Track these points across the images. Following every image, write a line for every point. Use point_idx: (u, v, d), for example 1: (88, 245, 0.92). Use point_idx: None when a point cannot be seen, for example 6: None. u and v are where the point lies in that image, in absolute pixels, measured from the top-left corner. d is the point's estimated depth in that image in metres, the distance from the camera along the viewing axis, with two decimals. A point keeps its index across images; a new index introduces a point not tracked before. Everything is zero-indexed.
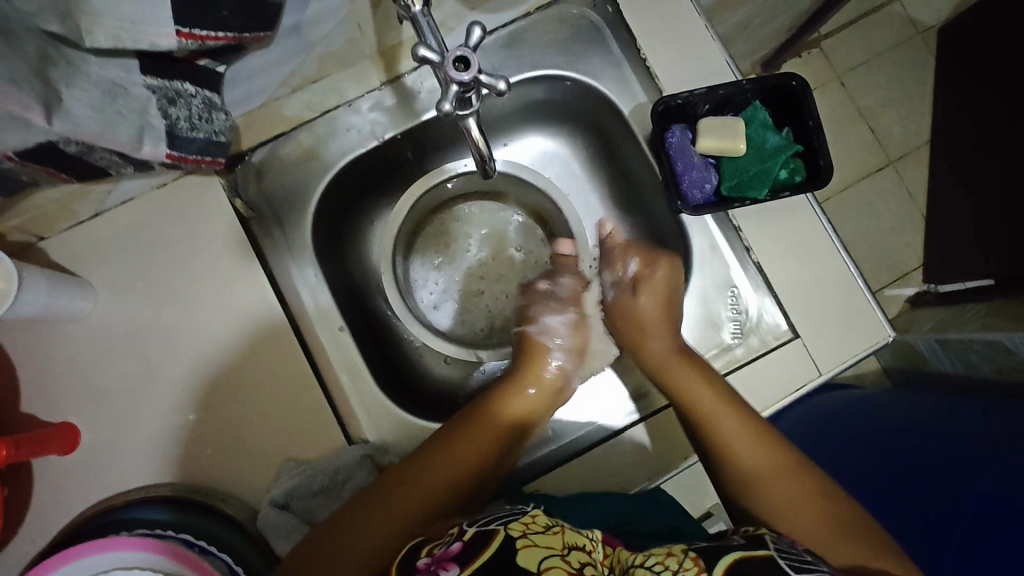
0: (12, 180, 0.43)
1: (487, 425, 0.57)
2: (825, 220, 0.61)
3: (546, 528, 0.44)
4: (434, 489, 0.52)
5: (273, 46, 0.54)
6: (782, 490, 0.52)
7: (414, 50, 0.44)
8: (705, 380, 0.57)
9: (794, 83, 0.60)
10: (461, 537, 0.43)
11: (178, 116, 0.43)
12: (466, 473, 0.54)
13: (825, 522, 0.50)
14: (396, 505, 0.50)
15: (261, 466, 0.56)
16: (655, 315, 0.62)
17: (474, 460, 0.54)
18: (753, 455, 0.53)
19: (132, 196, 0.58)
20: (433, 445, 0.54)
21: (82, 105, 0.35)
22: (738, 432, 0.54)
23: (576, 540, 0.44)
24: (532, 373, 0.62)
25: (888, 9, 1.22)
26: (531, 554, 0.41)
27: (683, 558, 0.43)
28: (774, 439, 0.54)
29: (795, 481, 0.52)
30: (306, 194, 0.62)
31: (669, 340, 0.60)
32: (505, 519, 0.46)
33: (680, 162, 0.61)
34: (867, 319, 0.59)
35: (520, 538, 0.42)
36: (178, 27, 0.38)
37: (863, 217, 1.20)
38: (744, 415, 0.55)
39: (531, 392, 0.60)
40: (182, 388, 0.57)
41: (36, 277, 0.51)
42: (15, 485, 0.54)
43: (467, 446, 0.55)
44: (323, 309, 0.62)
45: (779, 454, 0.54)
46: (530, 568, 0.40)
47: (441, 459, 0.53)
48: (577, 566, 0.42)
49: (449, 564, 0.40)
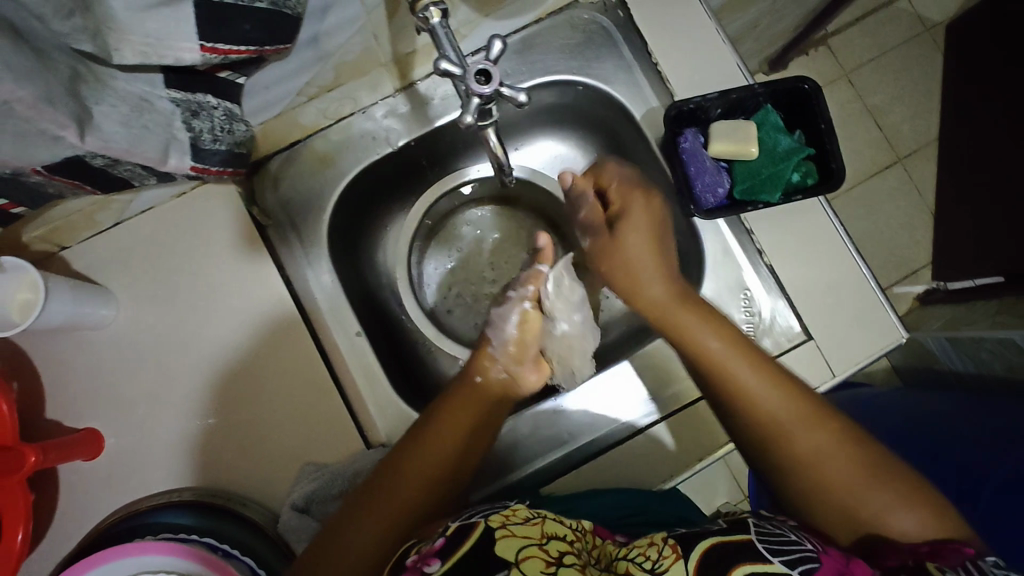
0: (39, 192, 0.44)
1: (467, 394, 0.56)
2: (836, 221, 0.61)
3: (526, 519, 0.46)
4: (426, 484, 0.52)
5: (292, 57, 0.55)
6: (802, 430, 0.50)
7: (435, 63, 0.45)
8: (706, 320, 0.54)
9: (805, 87, 0.60)
10: (445, 533, 0.45)
11: (201, 128, 0.43)
12: (460, 439, 0.54)
13: (848, 462, 0.48)
14: (385, 506, 0.50)
15: (282, 470, 0.57)
16: (644, 254, 0.58)
17: (460, 438, 0.54)
18: (772, 397, 0.51)
19: (152, 204, 0.59)
20: (416, 434, 0.54)
21: (111, 121, 0.36)
22: (756, 376, 0.52)
23: (557, 529, 0.46)
24: (476, 362, 0.59)
25: (895, 6, 1.22)
26: (510, 545, 0.43)
27: (663, 547, 0.45)
28: (794, 385, 0.52)
29: (820, 421, 0.50)
30: (321, 201, 0.63)
31: (662, 282, 0.57)
32: (486, 513, 0.47)
33: (692, 166, 0.61)
34: (881, 319, 0.60)
35: (499, 529, 0.44)
36: (202, 43, 0.38)
37: (872, 215, 1.20)
38: (760, 362, 0.52)
39: (479, 379, 0.58)
40: (203, 393, 0.58)
41: (61, 286, 0.52)
42: (40, 490, 0.55)
43: (453, 428, 0.54)
44: (340, 314, 0.62)
45: (798, 401, 0.51)
46: (507, 557, 0.42)
47: (434, 443, 0.53)
48: (555, 555, 0.43)
49: (433, 560, 0.43)
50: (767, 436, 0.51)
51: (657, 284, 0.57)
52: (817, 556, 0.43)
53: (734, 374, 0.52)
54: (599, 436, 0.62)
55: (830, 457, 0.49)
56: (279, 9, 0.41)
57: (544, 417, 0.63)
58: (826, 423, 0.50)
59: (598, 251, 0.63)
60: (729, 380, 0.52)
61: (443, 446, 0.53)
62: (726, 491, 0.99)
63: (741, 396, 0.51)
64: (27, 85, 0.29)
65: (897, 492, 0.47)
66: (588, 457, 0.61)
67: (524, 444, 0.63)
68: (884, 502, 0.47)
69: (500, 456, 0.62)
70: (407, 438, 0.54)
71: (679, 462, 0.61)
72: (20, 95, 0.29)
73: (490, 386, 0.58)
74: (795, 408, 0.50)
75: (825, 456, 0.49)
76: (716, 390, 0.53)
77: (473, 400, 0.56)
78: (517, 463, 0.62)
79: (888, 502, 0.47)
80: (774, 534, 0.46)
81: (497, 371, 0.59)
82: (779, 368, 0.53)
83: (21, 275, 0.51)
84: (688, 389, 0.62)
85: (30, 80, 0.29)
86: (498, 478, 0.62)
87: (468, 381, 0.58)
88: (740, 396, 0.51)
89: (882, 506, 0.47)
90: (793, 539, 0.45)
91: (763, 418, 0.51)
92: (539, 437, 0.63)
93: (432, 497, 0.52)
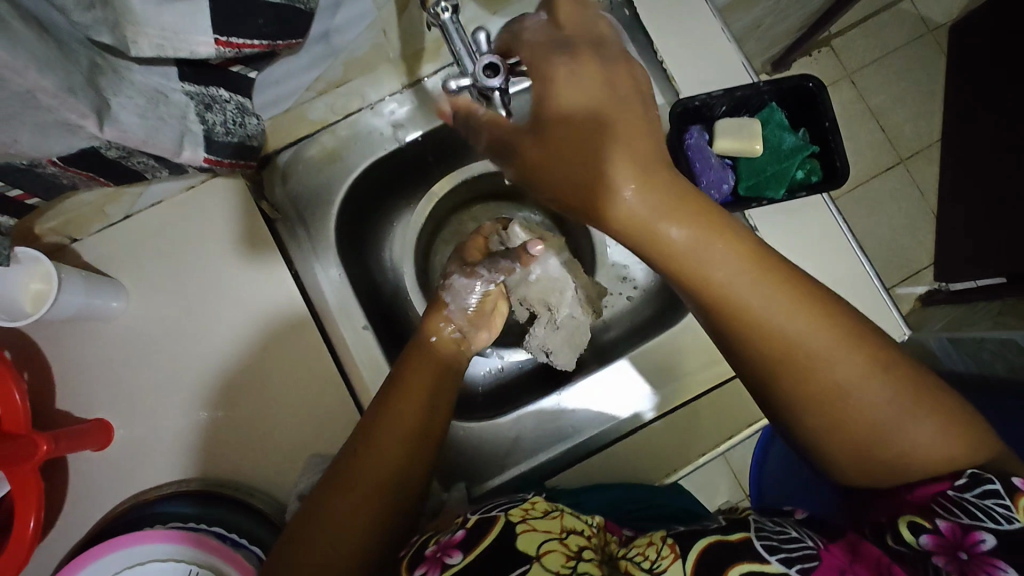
0: (53, 184, 0.45)
1: (422, 365, 0.55)
2: (840, 219, 0.61)
3: (545, 513, 0.47)
4: (390, 465, 0.48)
5: (303, 53, 0.54)
6: (829, 364, 0.40)
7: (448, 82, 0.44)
8: (723, 240, 0.41)
9: (810, 85, 0.61)
10: (464, 527, 0.47)
11: (214, 121, 0.44)
12: (422, 409, 0.51)
13: (881, 395, 0.40)
14: (349, 499, 0.46)
15: (288, 462, 0.58)
16: (627, 162, 0.41)
17: (422, 412, 0.51)
18: (795, 322, 0.40)
19: (162, 198, 0.60)
20: (379, 407, 0.50)
21: (129, 113, 0.36)
22: (776, 304, 0.40)
23: (575, 525, 0.47)
24: (428, 324, 0.59)
25: (898, 8, 1.22)
26: (530, 538, 0.44)
27: (662, 546, 0.43)
28: (817, 303, 0.41)
29: (853, 350, 0.40)
30: (329, 196, 0.64)
31: (647, 192, 0.41)
32: (506, 507, 0.49)
33: (698, 162, 0.62)
34: (884, 317, 0.60)
35: (519, 524, 0.45)
36: (217, 36, 0.39)
37: (874, 215, 1.21)
38: (790, 286, 0.41)
39: (433, 340, 0.58)
40: (211, 384, 0.59)
41: (73, 277, 0.53)
42: (51, 478, 0.56)
43: (413, 404, 0.51)
44: (346, 308, 0.63)
45: (823, 325, 0.40)
46: (529, 552, 0.43)
47: (395, 418, 0.50)
48: (575, 548, 0.44)
49: (454, 552, 0.44)
50: (780, 374, 0.41)
51: (676, 226, 0.41)
52: (817, 553, 0.40)
53: (748, 302, 0.41)
54: (602, 431, 0.63)
55: (860, 388, 0.40)
56: (293, 4, 0.42)
57: (549, 412, 0.64)
58: (859, 348, 0.40)
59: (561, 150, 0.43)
60: (741, 310, 0.41)
61: (405, 419, 0.50)
62: (727, 489, 0.99)
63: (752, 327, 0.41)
64: (50, 74, 0.30)
65: (931, 423, 0.39)
66: (592, 452, 0.62)
67: (528, 438, 0.63)
68: (914, 434, 0.39)
69: (503, 450, 0.63)
70: (370, 417, 0.50)
71: (683, 457, 0.61)
72: (42, 85, 0.30)
73: (445, 361, 0.57)
74: (819, 334, 0.40)
75: (856, 390, 0.40)
76: (723, 317, 0.42)
77: (432, 362, 0.55)
78: (520, 458, 0.63)
79: (921, 436, 0.39)
80: (774, 532, 0.42)
81: (451, 329, 0.59)
82: (800, 278, 0.42)
83: (34, 266, 0.52)
84: (692, 385, 0.63)
85: (52, 71, 0.30)
86: (500, 471, 0.62)
87: (424, 354, 0.56)
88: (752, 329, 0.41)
89: (912, 439, 0.39)
90: (794, 535, 0.42)
91: (777, 348, 0.41)
92: (542, 432, 0.63)
93: (401, 472, 0.48)
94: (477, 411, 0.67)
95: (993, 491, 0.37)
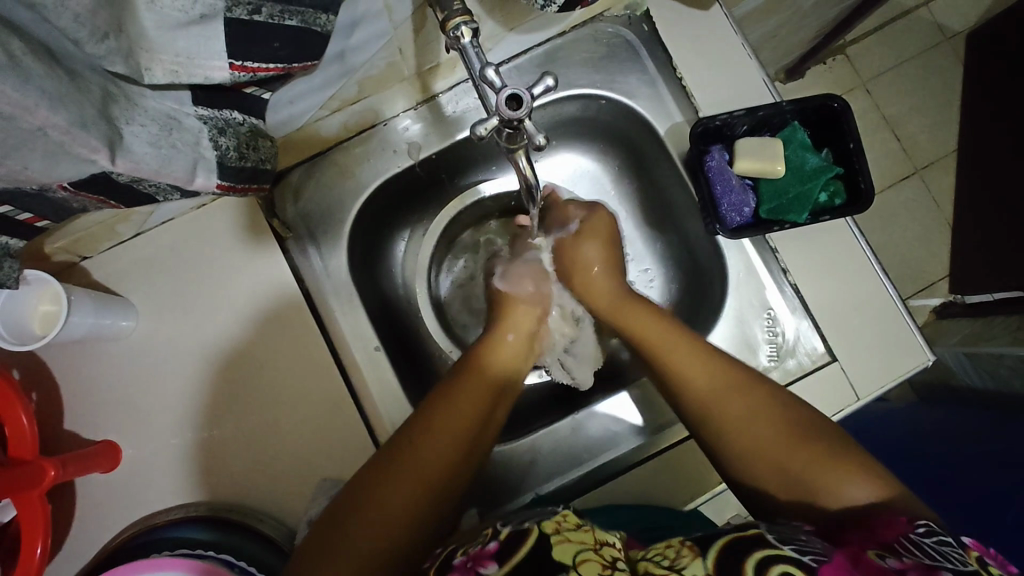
0: (63, 208, 0.44)
1: (478, 379, 0.57)
2: (863, 243, 0.61)
3: (578, 525, 0.46)
4: (434, 462, 0.50)
5: (317, 73, 0.52)
6: (754, 422, 0.51)
7: (473, 127, 0.44)
8: (652, 314, 0.60)
9: (834, 105, 0.60)
10: (496, 538, 0.45)
11: (228, 145, 0.43)
12: (470, 427, 0.53)
13: (786, 442, 0.49)
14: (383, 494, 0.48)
15: (299, 485, 0.57)
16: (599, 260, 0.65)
17: (474, 419, 0.54)
18: (705, 376, 0.53)
19: (173, 215, 0.59)
20: (430, 412, 0.53)
21: (141, 142, 0.35)
22: (693, 365, 0.54)
23: (607, 537, 0.46)
24: (506, 323, 0.64)
25: (916, 15, 1.20)
26: (564, 549, 0.43)
27: (681, 548, 0.43)
28: (734, 368, 0.54)
29: (751, 399, 0.52)
30: (341, 213, 0.63)
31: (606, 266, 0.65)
32: (540, 519, 0.47)
33: (718, 186, 0.61)
34: (907, 341, 0.59)
35: (554, 535, 0.44)
36: (231, 61, 0.38)
37: (890, 227, 1.18)
38: (699, 347, 0.55)
39: (509, 338, 0.63)
40: (219, 404, 0.58)
41: (82, 299, 0.53)
42: (59, 500, 0.55)
43: (466, 409, 0.54)
44: (358, 328, 0.62)
45: (735, 373, 0.53)
46: (566, 562, 0.42)
47: (443, 430, 0.52)
48: (610, 559, 0.43)
49: (487, 562, 0.43)
50: (704, 405, 0.53)
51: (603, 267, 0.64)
52: (830, 557, 0.40)
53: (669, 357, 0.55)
54: (619, 455, 0.62)
55: (767, 427, 0.50)
56: (309, 27, 0.40)
57: (564, 434, 0.62)
58: (767, 401, 0.51)
59: (559, 251, 0.68)
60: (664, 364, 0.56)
61: (450, 429, 0.52)
62: None
63: (673, 379, 0.55)
64: (60, 110, 0.29)
65: (842, 466, 0.47)
66: (605, 478, 0.61)
67: (543, 460, 0.62)
68: (835, 477, 0.47)
69: (518, 474, 0.61)
70: (420, 412, 0.53)
71: (700, 484, 0.60)
72: (53, 121, 0.29)
73: (498, 367, 0.60)
74: (726, 384, 0.53)
75: (761, 428, 0.50)
76: (661, 383, 0.56)
77: (488, 367, 0.60)
78: (534, 483, 0.61)
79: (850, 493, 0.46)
80: (792, 537, 0.43)
81: (587, 252, 0.65)
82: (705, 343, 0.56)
83: (43, 288, 0.51)
84: None
85: (62, 105, 0.29)
86: (515, 496, 0.61)
87: (483, 358, 0.60)
88: (678, 383, 0.54)
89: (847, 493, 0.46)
90: (804, 539, 0.42)
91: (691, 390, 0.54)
92: (557, 455, 0.62)
93: (439, 477, 0.50)
94: None
95: (944, 538, 0.41)
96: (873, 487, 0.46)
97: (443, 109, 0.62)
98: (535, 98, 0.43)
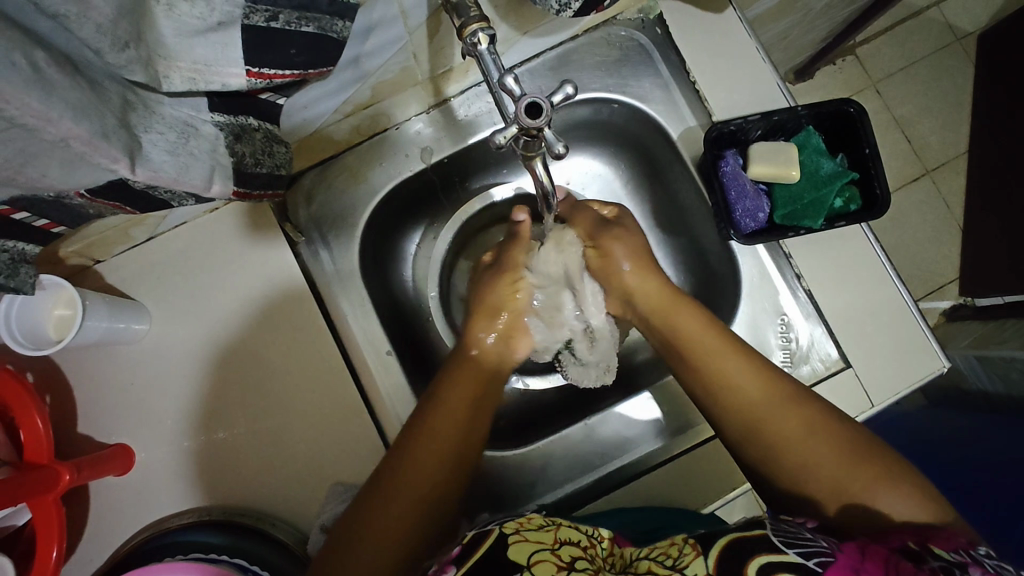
0: (81, 214, 0.44)
1: (459, 384, 0.55)
2: (878, 248, 0.60)
3: (540, 526, 0.47)
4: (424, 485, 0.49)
5: (331, 79, 0.52)
6: (800, 442, 0.49)
7: (492, 134, 0.43)
8: (701, 316, 0.56)
9: (850, 110, 0.59)
10: (461, 543, 0.46)
11: (244, 151, 0.43)
12: (454, 446, 0.52)
13: (831, 452, 0.48)
14: (381, 520, 0.47)
15: (310, 488, 0.57)
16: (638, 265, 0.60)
17: (458, 432, 0.52)
18: (757, 388, 0.52)
19: (185, 219, 0.59)
20: (414, 428, 0.51)
21: (159, 150, 0.35)
22: (746, 376, 0.52)
23: (571, 536, 0.46)
24: (469, 335, 0.61)
25: (926, 15, 1.19)
26: (521, 549, 0.43)
27: (683, 546, 0.45)
28: (783, 386, 0.52)
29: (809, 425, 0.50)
30: (353, 217, 0.63)
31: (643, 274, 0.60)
32: (500, 521, 0.49)
33: (733, 191, 0.60)
34: (922, 348, 0.58)
35: (513, 535, 0.45)
36: (248, 68, 0.38)
37: (900, 228, 1.17)
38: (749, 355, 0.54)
39: (474, 352, 0.60)
40: (233, 407, 0.58)
41: (97, 303, 0.53)
42: (73, 503, 0.55)
43: (446, 419, 0.52)
44: (371, 333, 0.62)
45: (796, 399, 0.51)
46: (521, 561, 0.42)
47: (421, 450, 0.50)
48: (568, 559, 0.43)
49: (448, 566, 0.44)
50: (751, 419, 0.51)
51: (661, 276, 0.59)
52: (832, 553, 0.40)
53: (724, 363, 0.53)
54: (629, 462, 0.62)
55: (820, 446, 0.49)
56: (325, 33, 0.40)
57: (575, 439, 0.62)
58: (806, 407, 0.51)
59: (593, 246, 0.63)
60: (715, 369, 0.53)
61: (437, 442, 0.51)
62: None
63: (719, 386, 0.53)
64: (83, 120, 0.29)
65: (892, 482, 0.47)
66: (617, 485, 0.61)
67: (555, 466, 0.62)
68: (878, 490, 0.46)
69: (529, 479, 0.61)
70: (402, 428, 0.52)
71: (713, 489, 0.59)
72: (77, 133, 0.29)
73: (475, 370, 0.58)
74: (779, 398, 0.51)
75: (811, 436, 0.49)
76: (705, 390, 0.54)
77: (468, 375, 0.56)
78: (540, 487, 0.61)
79: (895, 508, 0.46)
80: (791, 534, 0.43)
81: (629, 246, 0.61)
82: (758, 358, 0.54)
83: (59, 291, 0.52)
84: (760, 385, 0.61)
85: (86, 116, 0.29)
86: (528, 501, 0.61)
87: (458, 369, 0.57)
88: (719, 380, 0.53)
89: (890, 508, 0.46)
90: (807, 536, 0.43)
91: (742, 404, 0.52)
92: (569, 462, 0.62)
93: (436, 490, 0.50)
94: (501, 439, 0.65)
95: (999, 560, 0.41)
96: (919, 504, 0.46)
97: (456, 112, 0.63)
98: (554, 106, 0.43)
